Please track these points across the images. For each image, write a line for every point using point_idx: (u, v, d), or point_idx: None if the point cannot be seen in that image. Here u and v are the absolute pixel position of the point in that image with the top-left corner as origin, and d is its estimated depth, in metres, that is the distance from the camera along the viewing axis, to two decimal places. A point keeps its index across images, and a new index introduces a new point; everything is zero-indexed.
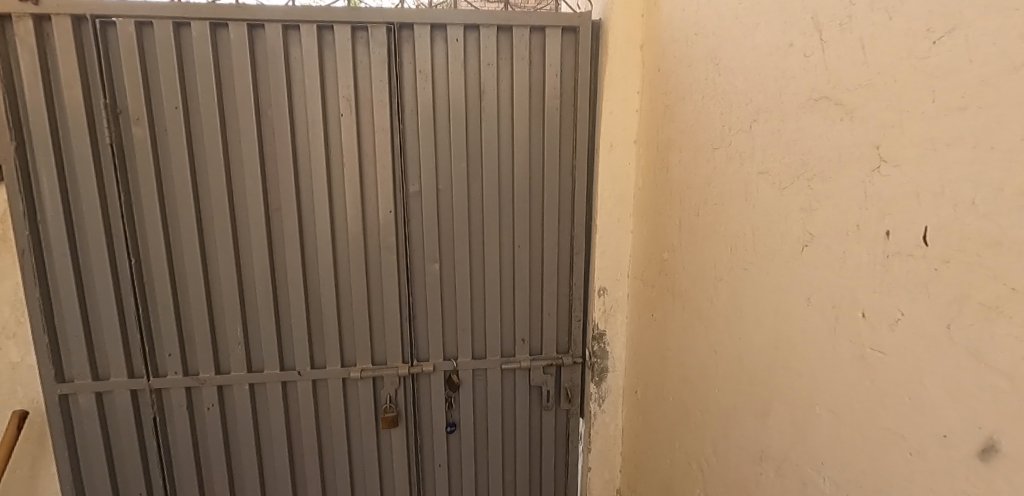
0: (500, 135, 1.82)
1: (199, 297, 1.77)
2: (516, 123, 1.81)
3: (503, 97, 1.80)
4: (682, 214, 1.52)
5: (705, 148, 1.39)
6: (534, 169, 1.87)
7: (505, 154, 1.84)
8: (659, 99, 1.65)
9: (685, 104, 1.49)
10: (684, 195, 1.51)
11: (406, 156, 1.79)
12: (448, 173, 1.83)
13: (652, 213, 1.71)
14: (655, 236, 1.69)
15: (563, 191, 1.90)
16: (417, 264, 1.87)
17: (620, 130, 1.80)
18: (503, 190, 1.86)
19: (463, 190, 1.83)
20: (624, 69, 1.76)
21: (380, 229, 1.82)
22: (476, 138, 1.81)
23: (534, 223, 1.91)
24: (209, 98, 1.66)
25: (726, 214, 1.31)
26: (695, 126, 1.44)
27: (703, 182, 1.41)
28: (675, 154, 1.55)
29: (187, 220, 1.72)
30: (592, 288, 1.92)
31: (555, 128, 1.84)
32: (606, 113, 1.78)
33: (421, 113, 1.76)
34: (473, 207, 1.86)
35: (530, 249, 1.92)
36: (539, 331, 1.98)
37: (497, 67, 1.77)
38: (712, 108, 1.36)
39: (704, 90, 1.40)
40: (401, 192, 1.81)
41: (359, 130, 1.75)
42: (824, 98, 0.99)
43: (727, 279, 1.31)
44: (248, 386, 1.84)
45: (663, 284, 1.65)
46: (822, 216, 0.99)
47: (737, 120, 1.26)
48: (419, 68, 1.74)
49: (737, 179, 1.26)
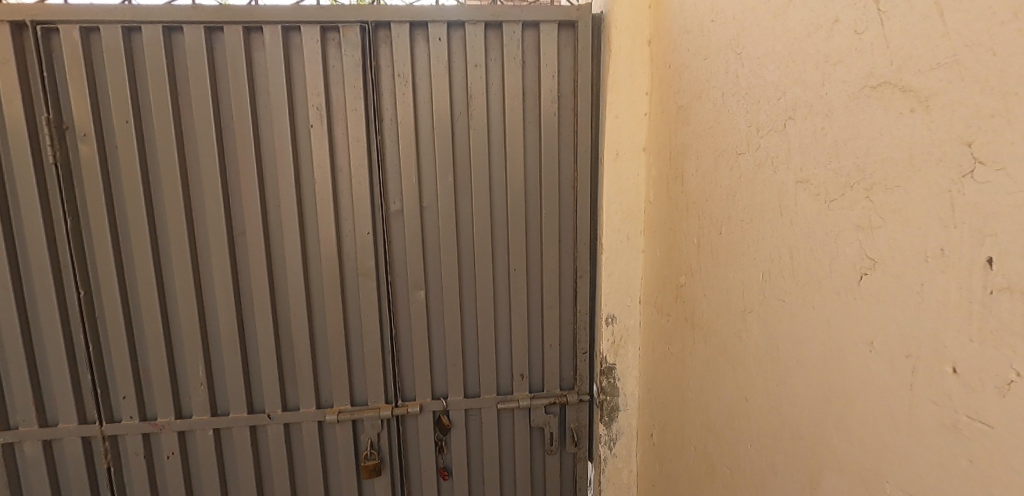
0: (491, 145, 1.62)
1: (156, 333, 1.58)
2: (509, 131, 1.61)
3: (493, 102, 1.60)
4: (701, 232, 1.30)
5: (727, 154, 1.17)
6: (530, 182, 1.65)
7: (497, 166, 1.63)
8: (671, 100, 1.44)
9: (702, 103, 1.28)
10: (704, 211, 1.28)
11: (386, 170, 1.59)
12: (433, 189, 1.62)
13: (666, 230, 1.48)
14: (670, 257, 1.46)
15: (564, 207, 1.68)
16: (400, 292, 1.66)
17: (628, 137, 1.58)
18: (496, 206, 1.65)
19: (450, 208, 1.62)
20: (630, 67, 1.55)
21: (358, 254, 1.61)
22: (464, 149, 1.61)
23: (532, 243, 1.69)
24: (163, 110, 1.48)
25: (756, 233, 1.08)
26: (714, 128, 1.23)
27: (726, 195, 1.18)
28: (691, 162, 1.33)
29: (141, 246, 1.54)
30: (599, 315, 1.69)
31: (553, 136, 1.63)
32: (611, 117, 1.57)
33: (402, 122, 1.57)
34: (463, 227, 1.65)
35: (528, 273, 1.70)
36: (539, 364, 1.76)
37: (485, 69, 1.57)
38: (735, 107, 1.14)
39: (725, 86, 1.18)
40: (381, 211, 1.61)
41: (332, 142, 1.56)
42: (885, 84, 0.76)
43: (759, 312, 1.08)
44: (212, 431, 1.64)
45: (680, 312, 1.42)
46: (887, 237, 0.76)
47: (766, 119, 1.04)
48: (398, 71, 1.54)
49: (768, 191, 1.04)
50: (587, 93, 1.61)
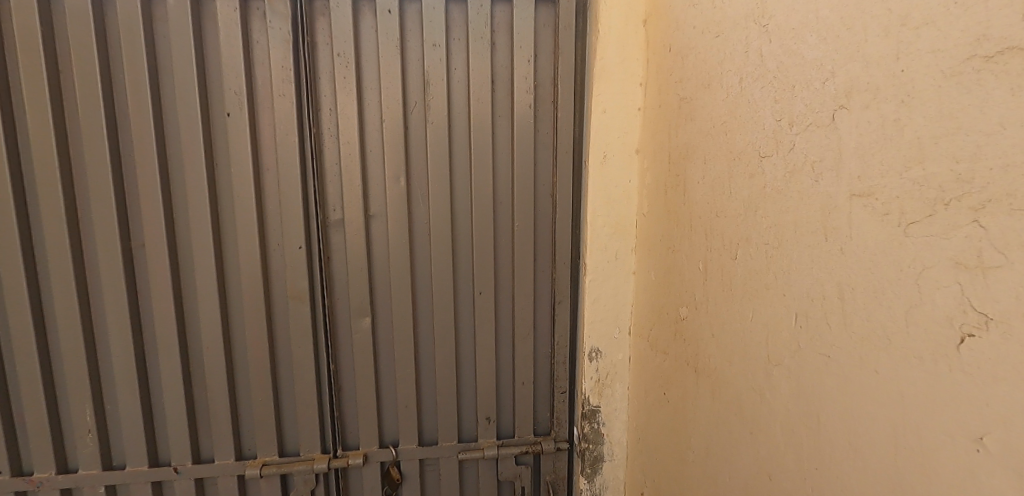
0: (453, 144, 1.34)
1: (32, 370, 1.27)
2: (475, 127, 1.33)
3: (456, 92, 1.32)
4: (708, 256, 1.03)
5: (745, 157, 0.91)
6: (500, 189, 1.37)
7: (460, 169, 1.35)
8: (671, 90, 1.17)
9: (711, 93, 1.01)
10: (712, 229, 1.02)
11: (324, 171, 1.31)
12: (382, 195, 1.34)
13: (662, 250, 1.22)
14: (668, 284, 1.20)
15: (541, 220, 1.41)
16: (341, 318, 1.37)
17: (617, 136, 1.32)
18: (458, 216, 1.37)
19: (405, 220, 1.34)
20: (621, 52, 1.29)
21: (289, 273, 1.32)
22: (420, 149, 1.33)
23: (501, 262, 1.41)
24: (38, 92, 1.18)
25: (787, 262, 0.81)
26: (727, 124, 0.96)
27: (744, 209, 0.92)
28: (695, 168, 1.07)
29: (11, 261, 1.23)
30: (580, 348, 1.42)
31: (528, 133, 1.36)
32: (598, 112, 1.30)
33: (343, 113, 1.28)
34: (418, 242, 1.37)
35: (497, 297, 1.42)
36: (510, 404, 1.48)
37: (446, 51, 1.30)
38: (758, 95, 0.88)
39: (743, 69, 0.91)
40: (317, 220, 1.32)
41: (256, 136, 1.27)
42: (1011, 51, 0.51)
43: (792, 367, 0.81)
44: (105, 488, 1.33)
45: (681, 352, 1.15)
46: (1015, 283, 0.51)
47: (804, 109, 0.77)
48: (338, 50, 1.26)
49: (805, 205, 0.77)
50: (569, 83, 1.34)
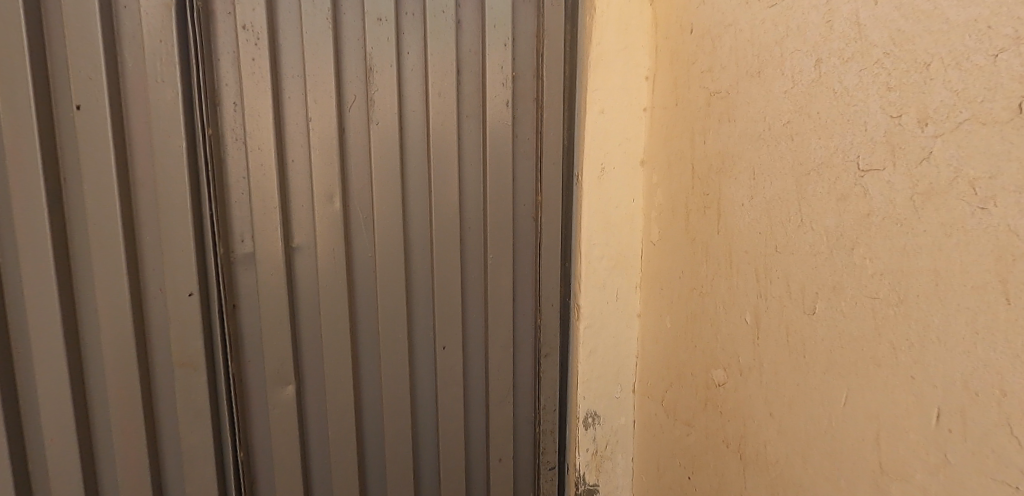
0: (406, 153, 1.01)
1: None
2: (436, 130, 1.01)
3: (409, 83, 1.00)
4: (762, 306, 0.76)
5: (826, 173, 0.64)
6: (469, 211, 1.06)
7: (415, 185, 1.02)
8: (694, 84, 0.91)
9: (761, 85, 0.75)
10: (768, 271, 0.74)
11: (226, 189, 0.95)
12: (310, 220, 0.99)
13: (681, 291, 0.96)
14: (691, 335, 0.93)
15: (522, 250, 1.10)
16: (255, 389, 1.00)
17: (617, 144, 1.05)
18: (413, 247, 1.04)
19: (343, 253, 1.01)
20: (624, 37, 1.02)
21: (175, 333, 0.94)
22: (361, 158, 0.99)
23: (470, 305, 1.09)
24: None
25: (917, 330, 0.54)
26: (790, 127, 0.70)
27: (827, 247, 0.64)
28: (733, 186, 0.81)
29: None
30: (573, 412, 1.13)
31: (505, 138, 1.05)
32: (594, 112, 1.03)
33: (254, 109, 0.94)
34: (359, 283, 1.03)
35: (466, 350, 1.10)
36: (483, 485, 1.16)
37: (397, 29, 0.97)
38: (854, 82, 0.61)
39: (823, 47, 0.65)
40: (217, 256, 0.95)
41: (124, 138, 0.88)
42: None
43: (931, 490, 0.54)
44: None
45: (715, 428, 0.87)
46: None
47: (952, 99, 0.51)
48: (244, 22, 0.91)
49: (957, 247, 0.50)
50: (557, 75, 1.05)
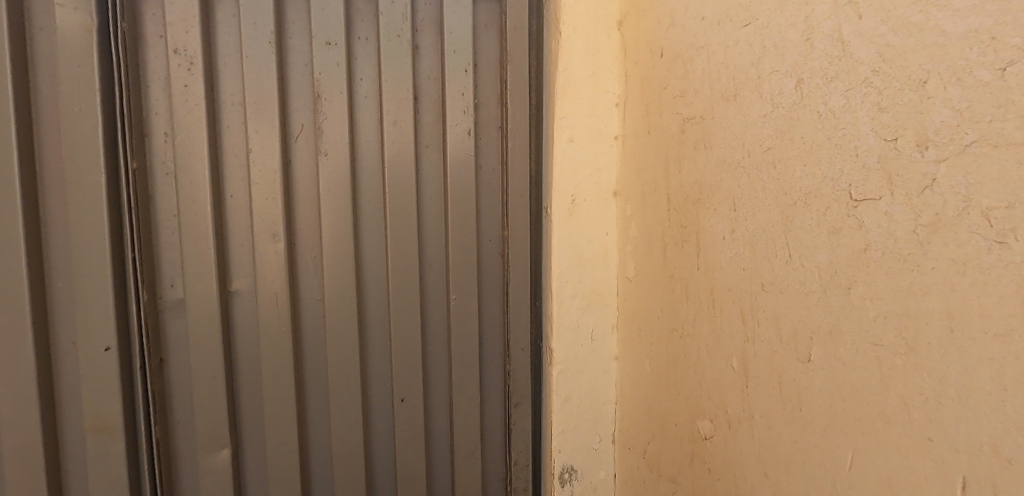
0: (359, 186, 0.93)
1: None
2: (392, 161, 0.93)
3: (362, 112, 0.92)
4: (750, 351, 0.68)
5: (814, 203, 0.58)
6: (430, 248, 0.97)
7: (369, 221, 0.94)
8: (667, 110, 0.85)
9: (738, 110, 0.69)
10: (755, 312, 0.67)
11: (155, 228, 0.85)
12: (250, 262, 0.89)
13: (660, 332, 0.88)
14: (672, 381, 0.85)
15: (489, 289, 1.02)
16: (185, 455, 0.88)
17: (587, 175, 0.99)
18: (367, 288, 0.94)
19: (289, 298, 0.91)
20: (592, 63, 0.97)
21: (89, 394, 0.82)
22: (309, 193, 0.91)
23: (432, 352, 0.99)
24: None
25: (932, 384, 0.47)
26: (771, 153, 0.64)
27: (820, 285, 0.57)
28: (712, 218, 0.75)
29: None
30: (547, 467, 1.03)
31: (468, 169, 0.98)
32: (562, 141, 0.97)
33: (187, 140, 0.85)
34: (306, 330, 0.92)
35: (428, 401, 1.00)
36: None
37: (348, 53, 0.90)
38: (840, 103, 0.55)
39: (803, 67, 0.59)
40: (142, 305, 0.84)
41: (34, 174, 0.78)
42: None
43: None
44: None
45: (703, 487, 0.78)
46: None
47: (955, 119, 0.45)
48: (178, 46, 0.83)
49: (973, 287, 0.44)
50: (522, 103, 0.99)
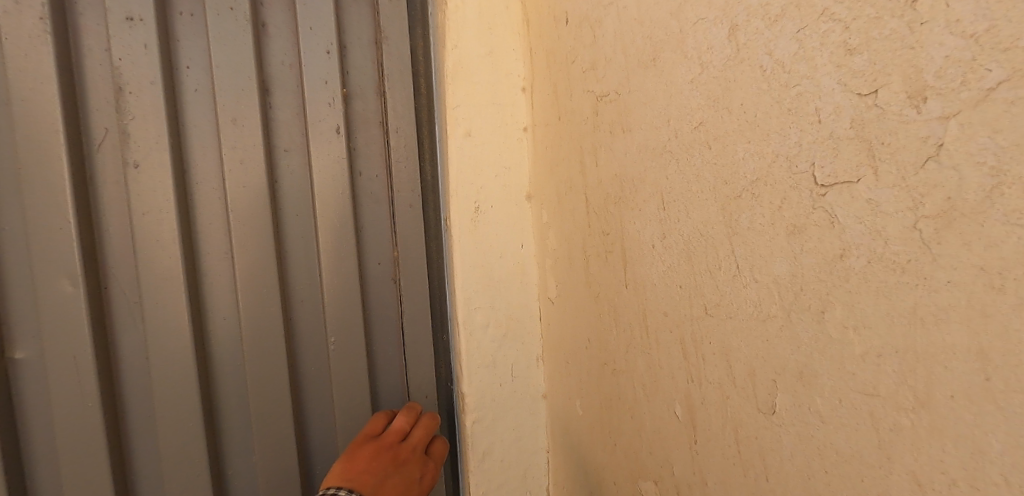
0: (193, 207, 0.72)
1: None
2: (234, 171, 0.72)
3: (188, 108, 0.71)
4: (696, 396, 0.51)
5: (763, 193, 0.41)
6: (297, 280, 0.77)
7: (211, 252, 0.73)
8: (577, 89, 0.68)
9: (658, 80, 0.53)
10: (698, 343, 0.50)
11: None
12: (34, 318, 0.65)
13: (589, 365, 0.71)
14: (606, 428, 0.68)
15: (381, 324, 0.82)
16: None
17: (493, 176, 0.81)
18: (215, 337, 0.74)
19: (96, 362, 0.67)
20: (488, 39, 0.79)
21: None
22: (119, 217, 0.69)
23: (307, 407, 0.79)
24: None
25: (959, 460, 0.31)
26: (703, 132, 0.47)
27: (781, 309, 0.41)
28: (637, 222, 0.58)
29: None
30: None
31: (343, 177, 0.78)
32: (458, 136, 0.79)
33: None
34: (130, 400, 0.70)
35: (309, 471, 0.80)
36: None
37: (164, 33, 0.69)
38: (789, 50, 0.38)
39: (736, 9, 0.43)
40: None
41: None
42: None
43: None
44: None
45: None
46: None
47: (968, 50, 0.28)
48: None
49: (1022, 312, 0.27)
50: (406, 94, 0.81)
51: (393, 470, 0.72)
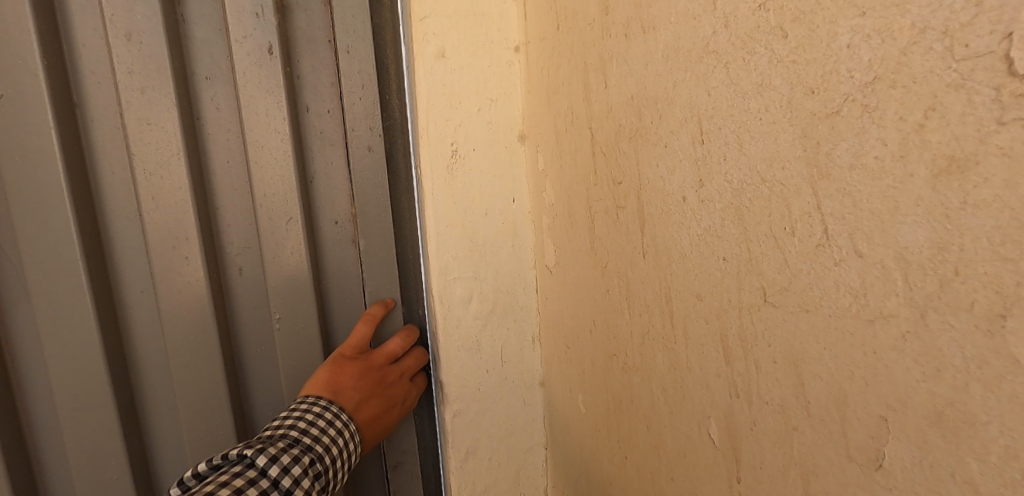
0: (87, 131, 0.69)
1: None
2: (134, 100, 0.69)
3: (76, 22, 0.66)
4: (739, 416, 0.35)
5: (883, 105, 0.24)
6: (226, 215, 0.76)
7: (114, 181, 0.71)
8: None
9: None
10: (745, 339, 0.34)
11: None
12: None
13: (592, 353, 0.56)
14: (613, 433, 0.53)
15: (335, 266, 0.80)
16: None
17: (474, 109, 0.64)
18: (121, 266, 0.73)
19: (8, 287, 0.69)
20: None
21: None
22: (7, 144, 0.66)
23: (246, 345, 0.80)
24: None
25: None
26: (768, 16, 0.29)
27: (911, 302, 0.24)
28: (661, 163, 0.41)
29: None
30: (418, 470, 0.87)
31: (272, 104, 0.73)
32: (428, 57, 0.62)
33: None
34: (42, 330, 0.71)
35: (247, 403, 0.82)
36: None
37: None
38: None
39: None
40: None
41: None
42: None
43: None
44: None
45: None
46: None
47: None
48: None
49: None
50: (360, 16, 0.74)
51: (376, 391, 0.76)
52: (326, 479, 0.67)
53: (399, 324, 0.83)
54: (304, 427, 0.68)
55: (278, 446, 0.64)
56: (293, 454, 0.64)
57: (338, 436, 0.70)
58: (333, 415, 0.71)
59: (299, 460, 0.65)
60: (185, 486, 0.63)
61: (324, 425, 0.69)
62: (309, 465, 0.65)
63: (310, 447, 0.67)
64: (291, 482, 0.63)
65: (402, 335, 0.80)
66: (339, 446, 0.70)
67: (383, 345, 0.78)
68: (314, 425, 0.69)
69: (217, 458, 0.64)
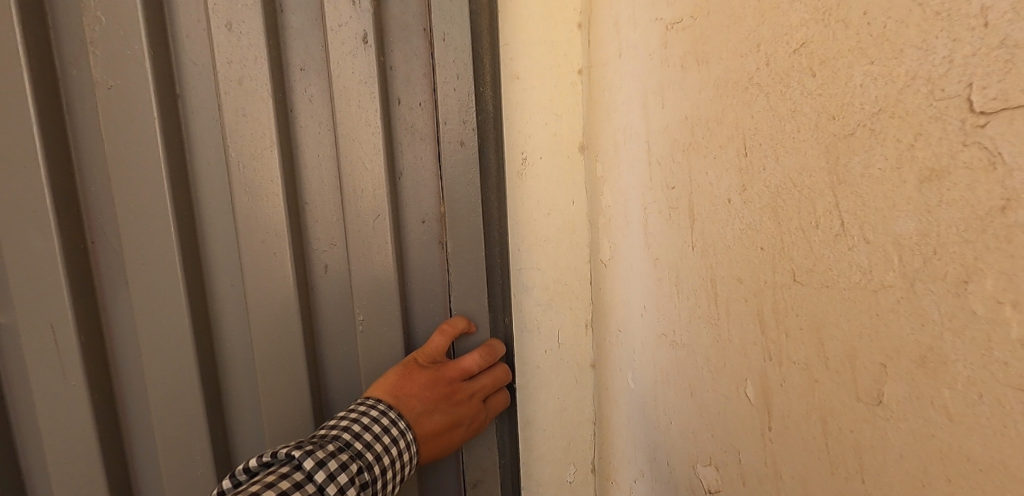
0: (188, 123, 0.83)
1: None
2: (231, 90, 0.81)
3: (183, 34, 0.81)
4: (772, 376, 0.44)
5: (885, 130, 0.32)
6: (311, 198, 0.88)
7: (211, 162, 0.84)
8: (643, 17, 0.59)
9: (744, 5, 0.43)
10: (779, 313, 0.42)
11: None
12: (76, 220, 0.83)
13: (644, 335, 0.64)
14: (661, 404, 0.62)
15: (415, 242, 0.90)
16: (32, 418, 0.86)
17: (542, 121, 0.83)
18: (210, 244, 0.86)
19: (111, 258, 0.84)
20: None
21: None
22: (145, 146, 0.80)
23: (326, 317, 0.91)
24: None
25: None
26: (800, 61, 0.38)
27: (902, 275, 0.32)
28: (711, 172, 0.49)
29: None
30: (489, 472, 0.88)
31: (358, 93, 0.83)
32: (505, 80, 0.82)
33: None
34: (162, 299, 0.84)
35: (324, 374, 0.93)
36: None
37: None
38: None
39: None
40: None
41: None
42: None
43: None
44: None
45: None
46: None
47: None
48: None
49: None
50: None
51: (440, 406, 0.80)
52: (371, 489, 0.70)
53: (481, 339, 0.85)
54: (357, 432, 0.72)
55: (328, 449, 0.68)
56: (341, 460, 0.68)
57: (391, 445, 0.73)
58: (389, 421, 0.75)
59: (346, 466, 0.68)
60: (237, 479, 0.68)
61: (376, 433, 0.73)
62: (355, 472, 0.68)
63: (359, 454, 0.70)
64: (337, 488, 0.66)
65: (482, 353, 0.82)
66: (390, 456, 0.73)
67: (459, 361, 0.81)
68: (367, 431, 0.72)
69: (268, 456, 0.68)
